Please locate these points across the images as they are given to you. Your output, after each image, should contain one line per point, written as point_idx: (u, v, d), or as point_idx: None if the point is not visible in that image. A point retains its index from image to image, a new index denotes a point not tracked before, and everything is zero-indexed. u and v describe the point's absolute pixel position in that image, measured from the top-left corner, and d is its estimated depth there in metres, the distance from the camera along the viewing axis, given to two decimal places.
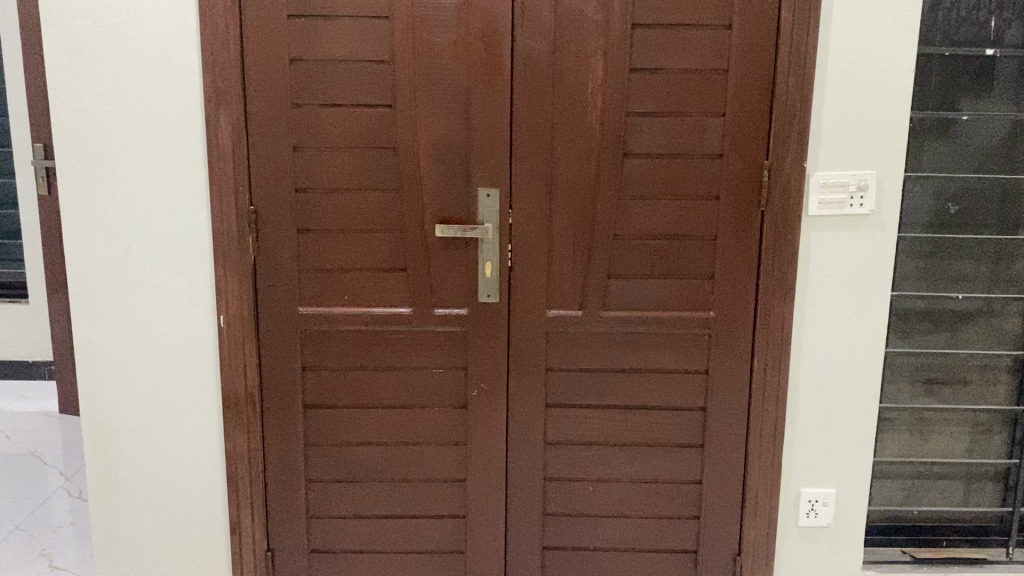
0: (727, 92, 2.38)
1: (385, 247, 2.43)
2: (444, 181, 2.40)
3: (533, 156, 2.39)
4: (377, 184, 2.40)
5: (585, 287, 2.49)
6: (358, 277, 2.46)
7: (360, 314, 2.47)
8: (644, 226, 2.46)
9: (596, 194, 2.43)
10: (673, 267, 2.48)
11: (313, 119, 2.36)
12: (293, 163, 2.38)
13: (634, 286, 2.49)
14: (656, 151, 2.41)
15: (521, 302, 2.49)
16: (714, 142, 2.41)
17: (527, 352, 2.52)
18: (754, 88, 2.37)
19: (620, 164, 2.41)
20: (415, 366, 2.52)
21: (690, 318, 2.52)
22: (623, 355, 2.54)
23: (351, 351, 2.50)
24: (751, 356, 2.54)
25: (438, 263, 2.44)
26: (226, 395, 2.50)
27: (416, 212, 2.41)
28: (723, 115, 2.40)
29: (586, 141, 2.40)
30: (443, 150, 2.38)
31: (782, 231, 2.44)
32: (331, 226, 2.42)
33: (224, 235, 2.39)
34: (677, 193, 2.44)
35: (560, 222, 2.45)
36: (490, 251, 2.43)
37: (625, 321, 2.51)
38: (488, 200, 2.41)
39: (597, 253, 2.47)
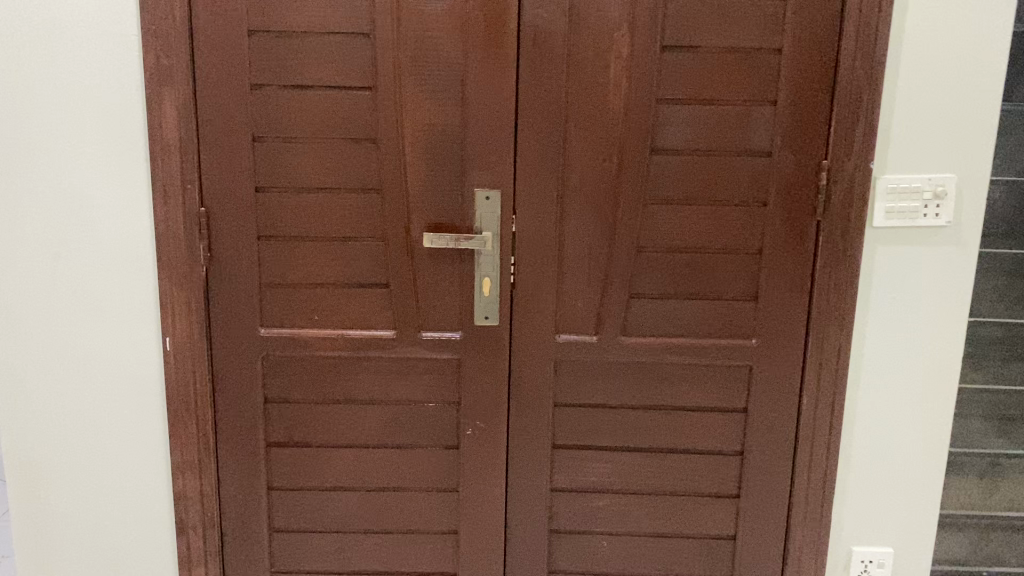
0: (778, 77, 1.96)
1: (363, 258, 2.03)
2: (434, 181, 1.99)
3: (542, 152, 1.99)
4: (354, 182, 2.00)
5: (601, 309, 2.09)
6: (331, 294, 2.06)
7: (333, 337, 2.08)
8: (674, 237, 2.05)
9: (617, 198, 2.02)
10: (708, 287, 2.08)
11: (277, 104, 1.95)
12: (253, 157, 1.98)
13: (661, 308, 2.09)
14: (691, 148, 2.00)
15: (526, 325, 2.08)
16: (762, 137, 1.99)
17: (532, 384, 2.12)
18: (812, 73, 1.95)
19: (647, 162, 2.00)
20: (399, 399, 2.12)
21: (727, 347, 2.11)
22: (646, 389, 2.14)
23: (323, 380, 2.11)
24: (798, 393, 2.14)
25: (426, 278, 2.04)
26: (174, 431, 2.11)
27: (401, 217, 2.01)
28: (773, 105, 1.98)
29: (607, 135, 1.99)
30: (434, 143, 1.97)
31: (840, 245, 2.03)
32: (299, 233, 2.02)
33: (170, 242, 2.00)
34: (715, 197, 2.03)
35: (573, 231, 2.04)
36: (489, 265, 2.03)
37: (649, 349, 2.11)
38: (487, 204, 2.00)
39: (617, 268, 2.06)
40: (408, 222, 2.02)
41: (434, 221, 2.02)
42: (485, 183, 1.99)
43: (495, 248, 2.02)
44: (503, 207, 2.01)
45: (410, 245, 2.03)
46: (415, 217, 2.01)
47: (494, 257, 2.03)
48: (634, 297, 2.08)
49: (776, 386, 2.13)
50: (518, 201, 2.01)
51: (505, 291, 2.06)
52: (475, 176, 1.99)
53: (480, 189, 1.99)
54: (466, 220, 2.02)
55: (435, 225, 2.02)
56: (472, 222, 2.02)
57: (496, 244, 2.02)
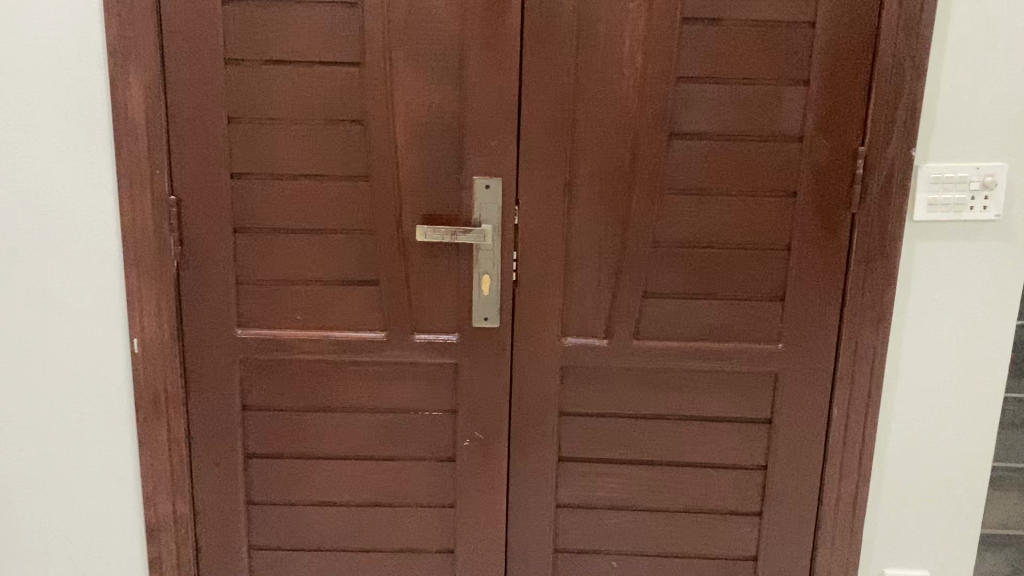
0: (811, 55, 1.77)
1: (351, 252, 1.85)
2: (429, 168, 1.80)
3: (549, 136, 1.79)
4: (340, 169, 1.81)
5: (613, 310, 1.90)
6: (316, 291, 1.87)
7: (317, 339, 1.89)
8: (694, 230, 1.85)
9: (631, 188, 1.83)
10: (730, 286, 1.89)
11: (255, 82, 1.76)
12: (229, 141, 1.79)
13: (678, 308, 1.90)
14: (714, 132, 1.81)
15: (530, 327, 1.90)
16: (792, 120, 1.80)
17: (536, 392, 1.94)
18: (849, 48, 1.75)
19: (665, 148, 1.81)
20: (391, 407, 1.94)
21: (751, 352, 1.92)
22: (661, 398, 1.95)
23: (307, 386, 1.92)
24: (828, 402, 1.95)
25: (420, 275, 1.86)
26: (144, 440, 1.93)
27: (392, 208, 1.82)
28: (804, 85, 1.78)
29: (621, 117, 1.79)
30: (429, 126, 1.78)
31: (877, 240, 1.84)
32: (280, 224, 1.83)
33: (138, 234, 1.81)
34: (740, 187, 1.84)
35: (583, 223, 1.85)
36: (489, 261, 1.84)
37: (665, 354, 1.92)
38: (487, 193, 1.81)
39: (631, 264, 1.87)
40: (400, 213, 1.83)
41: (429, 212, 1.83)
42: (486, 170, 1.80)
43: (496, 242, 1.83)
44: (505, 197, 1.82)
45: (403, 239, 1.84)
46: (409, 208, 1.83)
47: (495, 252, 1.84)
48: (649, 296, 1.89)
49: (804, 395, 1.94)
50: (522, 190, 1.82)
51: (506, 289, 1.87)
52: (474, 162, 1.80)
53: (479, 177, 1.80)
54: (465, 211, 1.83)
55: (430, 216, 1.83)
56: (471, 213, 1.83)
57: (497, 238, 1.83)
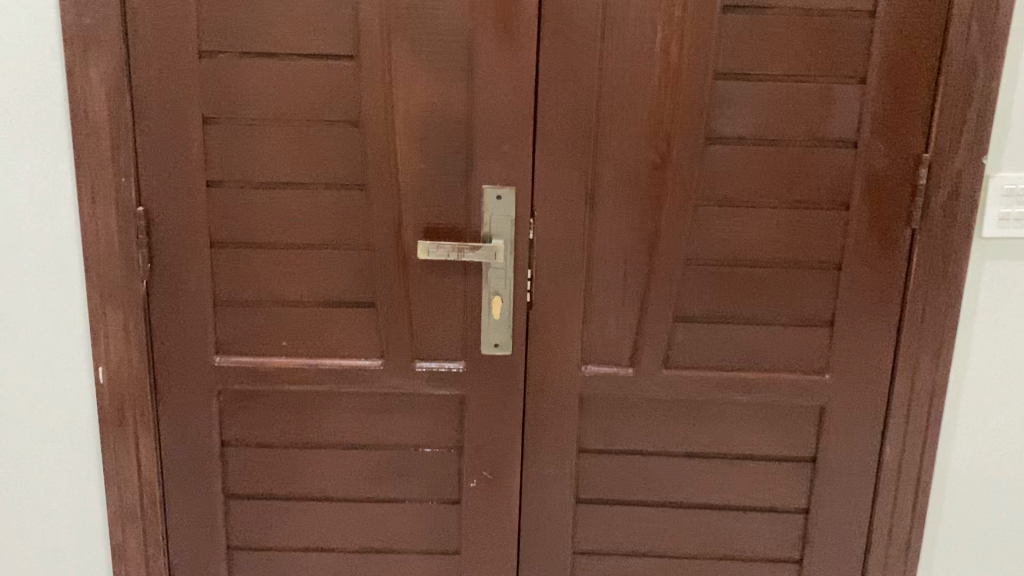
0: (871, 48, 1.54)
1: (343, 270, 1.63)
2: (433, 175, 1.58)
3: (570, 140, 1.57)
4: (332, 176, 1.59)
5: (639, 335, 1.68)
6: (304, 314, 1.65)
7: (306, 368, 1.68)
8: (732, 246, 1.64)
9: (662, 199, 1.61)
10: (771, 309, 1.67)
11: (235, 76, 1.54)
12: (205, 144, 1.57)
13: (714, 334, 1.68)
14: (757, 136, 1.59)
15: (545, 355, 1.68)
16: (846, 123, 1.58)
17: (551, 426, 1.72)
18: (914, 42, 1.53)
19: (701, 154, 1.59)
20: (388, 442, 1.73)
21: (794, 384, 1.70)
22: (691, 434, 1.74)
23: (294, 419, 1.71)
24: (880, 439, 1.73)
25: (422, 297, 1.64)
26: (111, 479, 1.72)
27: (390, 220, 1.60)
28: (862, 83, 1.56)
29: (651, 119, 1.57)
30: (432, 127, 1.56)
31: (939, 260, 1.62)
32: (263, 238, 1.62)
33: (102, 249, 1.59)
34: (785, 199, 1.62)
35: (606, 238, 1.63)
36: (500, 281, 1.62)
37: (696, 385, 1.70)
38: (499, 204, 1.59)
39: (660, 285, 1.65)
40: (400, 226, 1.61)
41: (433, 226, 1.61)
42: (497, 178, 1.58)
43: (508, 260, 1.62)
44: (518, 208, 1.60)
45: (402, 255, 1.62)
46: (409, 220, 1.61)
47: (506, 270, 1.62)
48: (680, 320, 1.67)
49: (853, 431, 1.73)
50: (537, 200, 1.60)
51: (519, 313, 1.65)
52: (484, 169, 1.58)
53: (490, 186, 1.59)
54: (472, 225, 1.61)
55: (434, 230, 1.61)
56: (479, 227, 1.61)
57: (510, 254, 1.61)
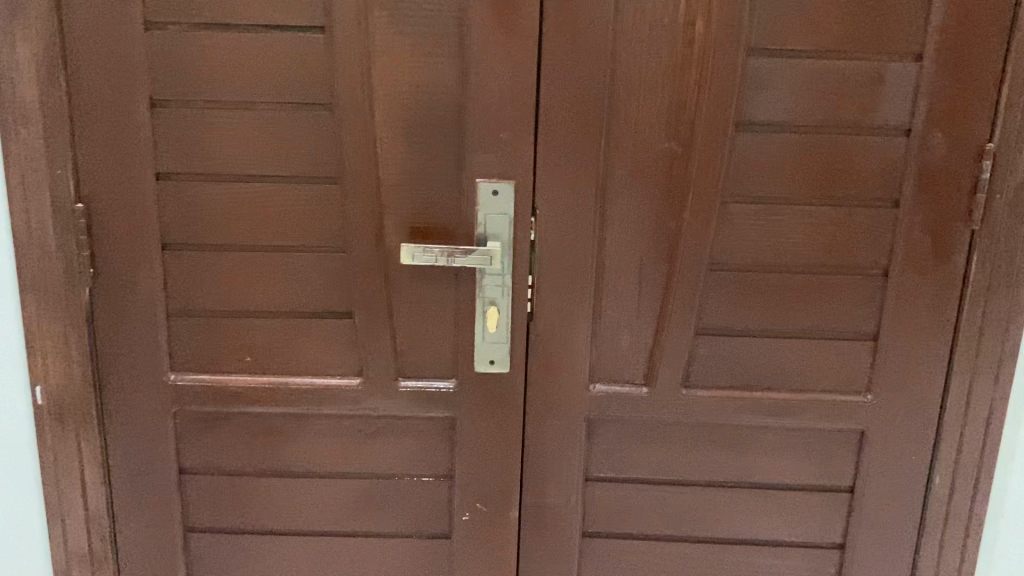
0: (929, 21, 1.32)
1: (316, 276, 1.42)
2: (419, 168, 1.37)
3: (578, 127, 1.36)
4: (302, 169, 1.37)
5: (655, 349, 1.48)
6: (272, 326, 1.44)
7: (275, 387, 1.47)
8: (763, 250, 1.43)
9: (684, 195, 1.40)
10: (807, 322, 1.46)
11: (187, 53, 1.32)
12: (154, 132, 1.36)
13: (742, 349, 1.47)
14: (794, 124, 1.37)
15: (548, 372, 1.48)
16: (898, 108, 1.36)
17: (555, 452, 1.52)
18: (981, 13, 1.31)
19: (730, 144, 1.37)
20: (370, 470, 1.52)
21: (833, 406, 1.49)
22: (713, 461, 1.53)
23: (263, 445, 1.50)
24: (929, 469, 1.53)
25: (408, 306, 1.43)
26: (54, 512, 1.51)
27: (370, 220, 1.39)
28: (917, 62, 1.34)
29: (672, 103, 1.36)
30: (418, 112, 1.34)
31: (1002, 265, 1.41)
32: (224, 240, 1.40)
33: (36, 253, 1.38)
34: (826, 196, 1.40)
35: (620, 240, 1.42)
36: (497, 289, 1.41)
37: (721, 407, 1.50)
38: (495, 201, 1.38)
39: (681, 293, 1.44)
40: (381, 226, 1.39)
41: (420, 226, 1.40)
42: (493, 171, 1.37)
43: (506, 265, 1.40)
44: (518, 206, 1.39)
45: (384, 259, 1.41)
46: (392, 219, 1.39)
47: (504, 277, 1.41)
48: (702, 334, 1.47)
49: (898, 459, 1.52)
50: (540, 197, 1.39)
51: (518, 325, 1.44)
52: (479, 161, 1.36)
53: (485, 180, 1.37)
54: (465, 225, 1.40)
55: (420, 231, 1.40)
56: (473, 228, 1.40)
57: (508, 259, 1.40)
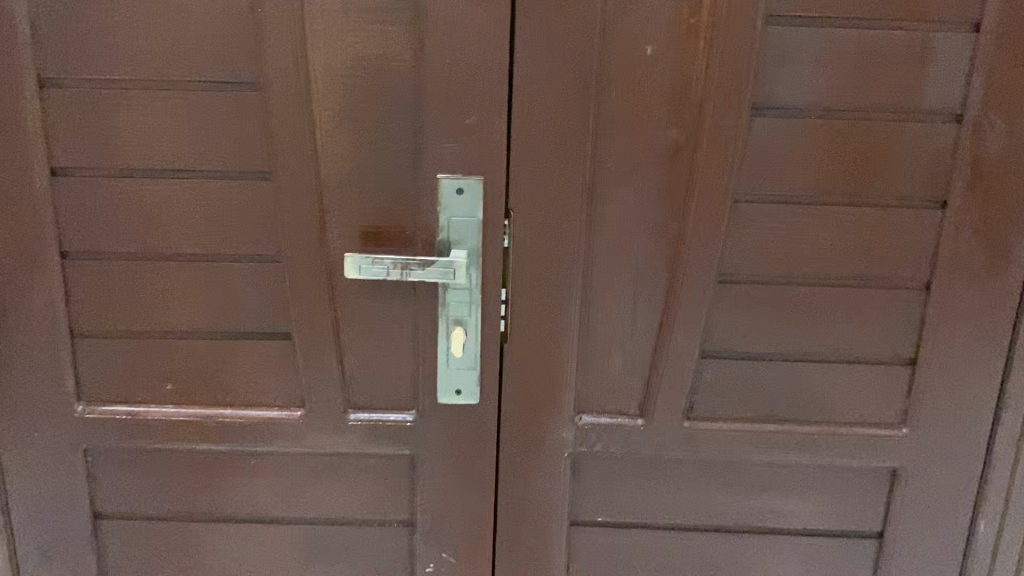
0: None
1: (247, 290, 1.19)
2: (368, 161, 1.13)
3: (560, 112, 1.12)
4: (225, 162, 1.13)
5: (652, 375, 1.25)
6: (197, 349, 1.21)
7: (202, 419, 1.24)
8: (782, 258, 1.20)
9: (688, 194, 1.16)
10: (831, 342, 1.24)
11: (80, 21, 1.08)
12: (44, 117, 1.12)
13: (753, 374, 1.25)
14: (822, 107, 1.13)
15: (526, 402, 1.25)
16: (948, 88, 1.12)
17: (534, 494, 1.29)
18: None
19: (744, 132, 1.14)
20: (317, 515, 1.30)
21: (861, 441, 1.27)
22: (719, 502, 1.31)
23: (190, 485, 1.28)
24: (972, 512, 1.30)
25: (357, 326, 1.20)
26: None
27: (310, 223, 1.15)
28: (972, 32, 1.10)
29: (675, 83, 1.12)
30: (365, 94, 1.10)
31: None
32: (134, 247, 1.17)
33: None
34: (857, 194, 1.17)
35: (610, 246, 1.19)
36: (463, 305, 1.18)
37: (730, 442, 1.27)
38: (459, 200, 1.14)
39: (683, 310, 1.21)
40: (323, 231, 1.16)
41: (370, 231, 1.16)
42: (457, 166, 1.13)
43: (474, 277, 1.17)
44: (488, 208, 1.15)
45: (328, 271, 1.17)
46: (336, 222, 1.16)
47: (472, 291, 1.17)
48: (708, 356, 1.24)
49: (936, 501, 1.30)
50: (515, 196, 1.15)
51: (490, 347, 1.21)
52: (439, 153, 1.12)
53: (448, 175, 1.13)
54: (425, 229, 1.16)
55: (371, 237, 1.16)
56: (434, 233, 1.16)
57: (476, 269, 1.17)
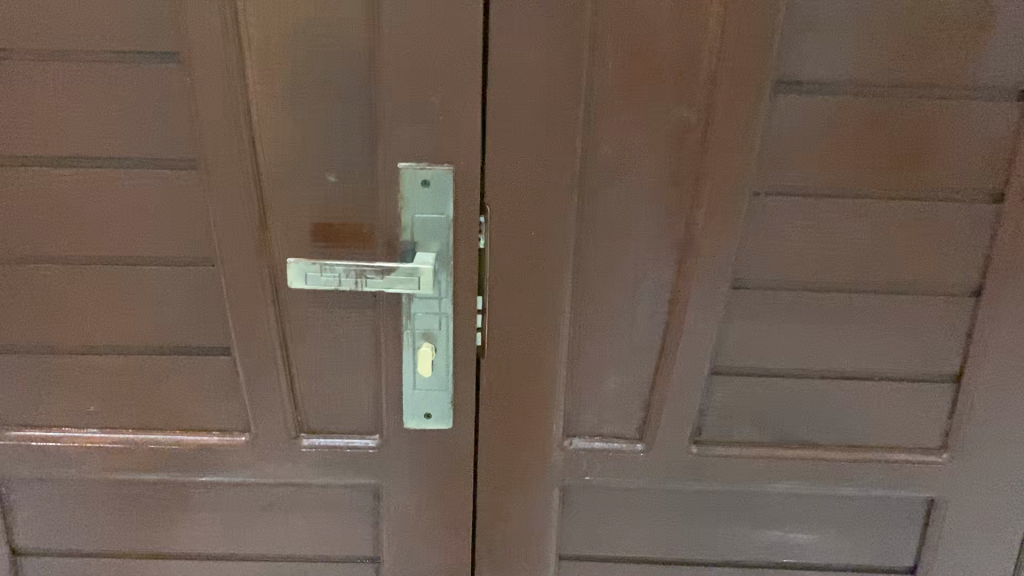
0: None
1: (178, 300, 1.01)
2: (316, 148, 0.94)
3: (547, 89, 0.93)
4: (145, 150, 0.94)
5: (655, 395, 1.08)
6: (122, 367, 1.04)
7: (132, 445, 1.07)
8: (809, 263, 1.02)
9: (698, 186, 0.98)
10: (863, 359, 1.06)
11: None
12: None
13: (772, 394, 1.08)
14: (860, 84, 0.94)
15: (509, 427, 1.08)
16: (1012, 62, 0.93)
17: (518, 528, 1.13)
18: None
19: (766, 113, 0.95)
20: (269, 552, 1.13)
21: (893, 467, 1.11)
22: (729, 533, 1.16)
23: (119, 519, 1.11)
24: (1018, 547, 1.15)
25: (309, 341, 1.02)
26: None
27: (248, 221, 0.97)
28: None
29: (684, 55, 0.93)
30: (309, 67, 0.91)
31: None
32: (40, 249, 0.99)
33: None
34: (898, 186, 0.99)
35: (607, 248, 1.01)
36: (432, 316, 1.00)
37: (743, 469, 1.11)
38: (425, 194, 0.96)
39: (692, 321, 1.03)
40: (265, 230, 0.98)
41: (320, 230, 0.98)
42: (422, 153, 0.94)
43: (445, 283, 0.99)
44: (460, 203, 0.97)
45: (271, 277, 0.99)
46: (280, 220, 0.97)
47: (443, 299, 1.00)
48: (722, 375, 1.07)
49: (976, 534, 1.14)
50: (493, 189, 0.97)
51: (465, 365, 1.04)
52: (401, 139, 0.94)
53: (411, 164, 0.94)
54: (385, 228, 0.98)
55: (321, 237, 0.98)
56: (396, 231, 0.98)
57: (447, 274, 0.99)
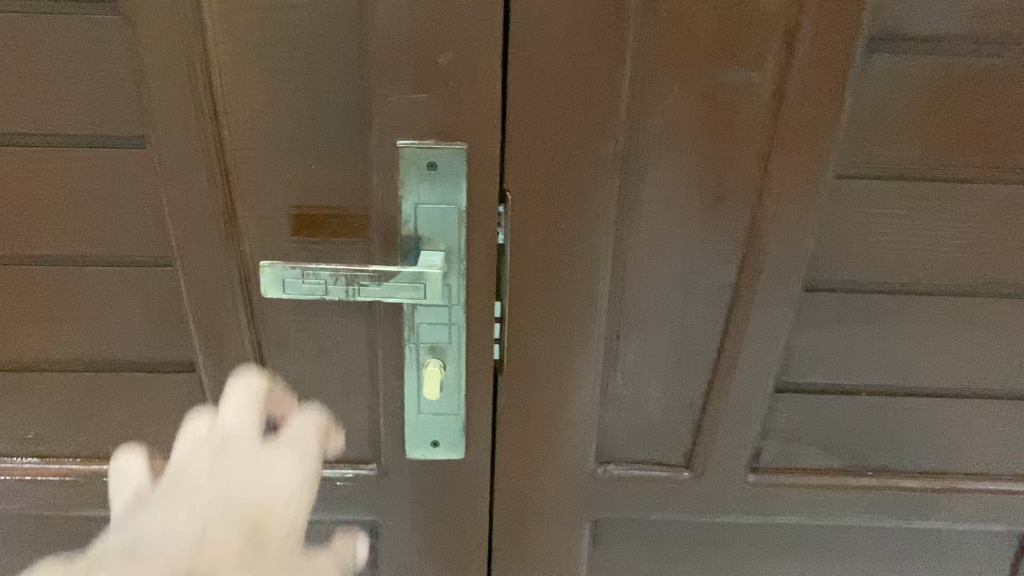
0: None
1: (128, 306, 0.83)
2: (293, 127, 0.75)
3: (587, 52, 0.73)
4: (76, 127, 0.75)
5: (706, 417, 0.90)
6: (67, 383, 0.87)
7: (84, 475, 0.91)
8: (900, 262, 0.84)
9: (767, 171, 0.79)
10: (955, 373, 0.89)
11: None
12: None
13: (846, 415, 0.91)
14: (977, 43, 0.75)
15: (533, 454, 0.91)
16: None
17: (541, 562, 0.97)
18: None
19: (858, 81, 0.76)
20: None
21: (982, 495, 0.95)
22: (784, 563, 1.00)
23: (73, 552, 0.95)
24: None
25: (289, 356, 0.84)
26: None
27: (212, 215, 0.78)
28: None
29: (761, 9, 0.72)
30: (279, 25, 0.71)
31: None
32: None
33: None
34: (1012, 167, 0.80)
35: (653, 245, 0.83)
36: (440, 328, 0.81)
37: (807, 499, 0.94)
38: (429, 181, 0.76)
39: (754, 332, 0.86)
40: (233, 224, 0.79)
41: (301, 225, 0.79)
42: (428, 133, 0.74)
43: (455, 289, 0.80)
44: (475, 195, 0.77)
45: (243, 280, 0.81)
46: (251, 214, 0.79)
47: (453, 309, 0.80)
48: (787, 393, 0.90)
49: None
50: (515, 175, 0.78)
51: (480, 387, 0.86)
52: (402, 117, 0.74)
53: (412, 143, 0.75)
54: (381, 222, 0.79)
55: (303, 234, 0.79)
56: (395, 225, 0.79)
57: (458, 278, 0.79)
